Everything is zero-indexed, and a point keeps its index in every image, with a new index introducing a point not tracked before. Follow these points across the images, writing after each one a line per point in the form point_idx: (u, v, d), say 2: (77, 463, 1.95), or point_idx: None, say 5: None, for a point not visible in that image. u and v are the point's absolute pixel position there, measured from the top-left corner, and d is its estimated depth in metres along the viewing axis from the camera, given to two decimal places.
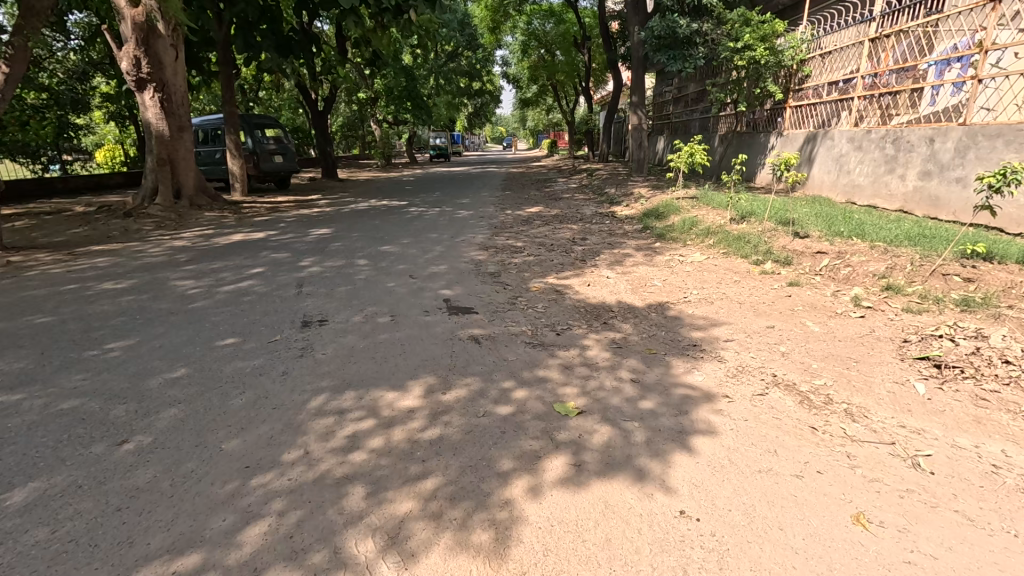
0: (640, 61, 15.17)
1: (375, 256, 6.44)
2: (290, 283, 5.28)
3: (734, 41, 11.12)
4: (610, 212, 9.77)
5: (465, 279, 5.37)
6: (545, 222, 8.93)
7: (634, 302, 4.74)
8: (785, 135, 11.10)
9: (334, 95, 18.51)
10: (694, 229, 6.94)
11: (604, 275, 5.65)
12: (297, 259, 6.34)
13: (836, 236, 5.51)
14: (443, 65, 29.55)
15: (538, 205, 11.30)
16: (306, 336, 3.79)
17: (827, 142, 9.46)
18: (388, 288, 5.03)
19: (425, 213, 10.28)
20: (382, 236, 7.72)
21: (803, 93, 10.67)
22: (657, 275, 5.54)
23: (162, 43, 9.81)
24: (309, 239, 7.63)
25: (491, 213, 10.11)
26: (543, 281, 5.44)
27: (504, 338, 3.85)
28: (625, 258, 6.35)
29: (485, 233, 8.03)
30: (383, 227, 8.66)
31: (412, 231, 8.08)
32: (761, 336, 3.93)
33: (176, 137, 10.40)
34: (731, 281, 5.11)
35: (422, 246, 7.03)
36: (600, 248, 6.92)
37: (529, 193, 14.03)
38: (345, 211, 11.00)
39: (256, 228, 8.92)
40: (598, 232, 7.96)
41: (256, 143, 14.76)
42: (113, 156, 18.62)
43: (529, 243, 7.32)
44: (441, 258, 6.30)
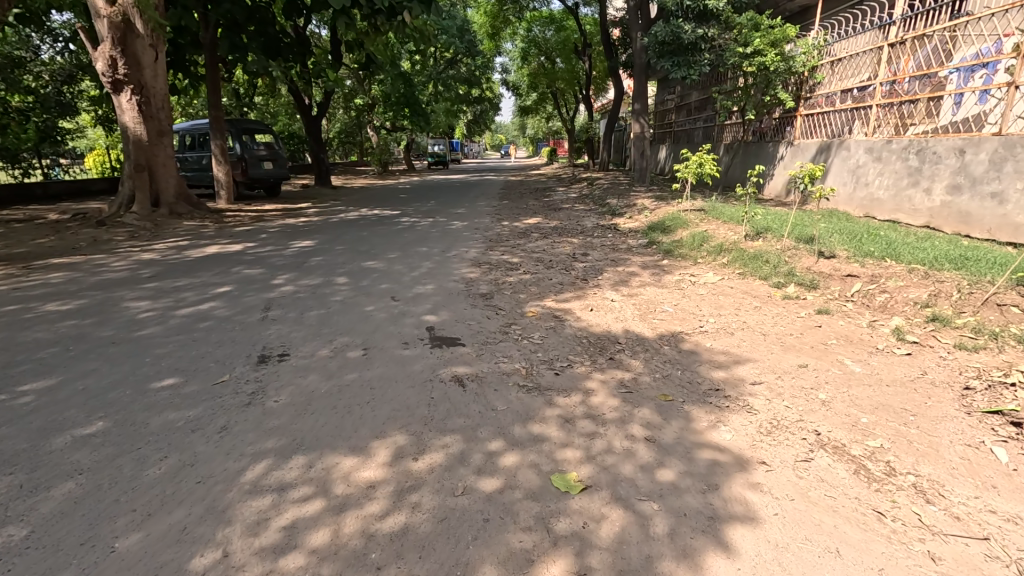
0: (642, 67, 14.74)
1: (357, 272, 5.89)
2: (256, 305, 4.71)
3: (742, 47, 10.66)
4: (613, 223, 9.25)
5: (453, 302, 4.82)
6: (543, 235, 8.41)
7: (644, 332, 4.18)
8: (795, 144, 10.60)
9: (328, 100, 18.03)
10: (705, 245, 6.40)
11: (609, 297, 5.10)
12: (270, 276, 5.78)
13: (867, 257, 4.96)
14: (442, 72, 29.19)
15: (536, 216, 10.78)
16: (260, 376, 3.22)
17: (841, 152, 8.97)
18: (366, 313, 4.47)
19: (417, 224, 9.74)
20: (368, 249, 7.17)
21: (816, 100, 10.19)
22: (668, 299, 4.98)
23: (140, 43, 9.29)
24: (287, 253, 7.06)
25: (487, 224, 9.57)
26: (541, 304, 4.88)
27: (493, 378, 3.28)
28: (631, 276, 5.81)
29: (479, 246, 7.50)
30: (370, 238, 8.13)
31: (401, 244, 7.55)
32: (794, 379, 3.35)
33: (155, 142, 9.85)
34: (751, 307, 4.56)
35: (410, 261, 6.49)
36: (602, 264, 6.39)
37: (527, 202, 13.51)
38: (334, 220, 10.46)
39: (235, 239, 8.37)
40: (600, 247, 7.44)
41: (245, 149, 14.25)
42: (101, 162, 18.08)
43: (526, 258, 6.79)
44: (429, 276, 5.76)
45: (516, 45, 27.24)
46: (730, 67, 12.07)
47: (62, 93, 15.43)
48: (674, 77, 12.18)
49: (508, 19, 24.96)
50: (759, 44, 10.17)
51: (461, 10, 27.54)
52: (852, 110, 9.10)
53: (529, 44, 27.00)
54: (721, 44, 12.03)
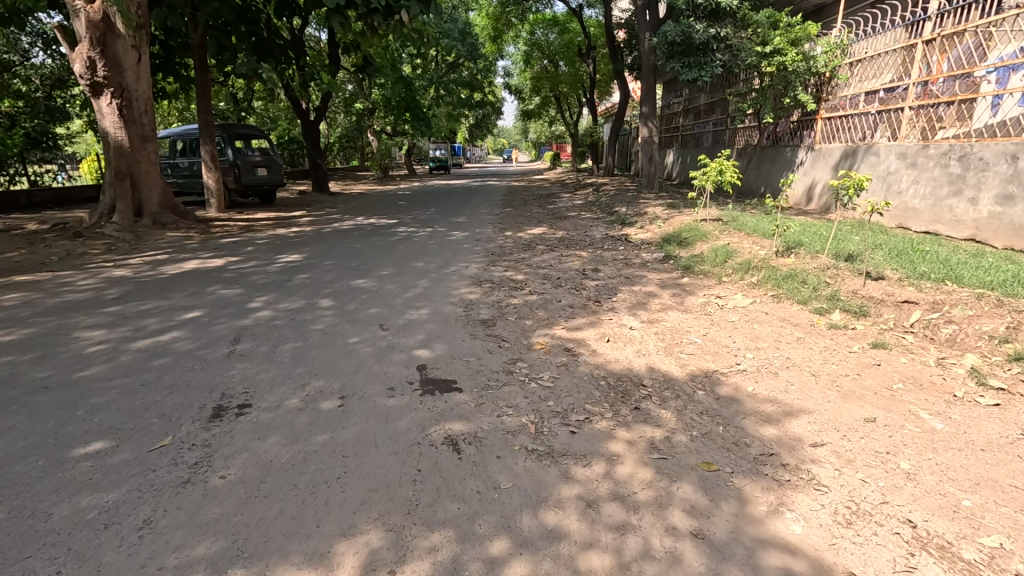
0: (651, 69, 14.18)
1: (345, 293, 5.32)
2: (226, 335, 4.13)
3: (760, 46, 10.07)
4: (624, 234, 8.67)
5: (450, 331, 4.23)
6: (549, 248, 7.82)
7: (673, 371, 3.59)
8: (815, 149, 10.00)
9: (326, 105, 17.50)
10: (729, 262, 5.80)
11: (628, 324, 4.50)
12: (248, 298, 5.20)
13: (922, 279, 4.36)
14: (444, 76, 28.77)
15: (541, 225, 10.21)
16: (210, 437, 2.63)
17: (869, 157, 8.37)
18: (349, 347, 3.88)
19: (414, 234, 9.17)
20: (359, 265, 6.60)
21: (839, 103, 9.57)
22: (695, 327, 4.38)
23: (121, 43, 8.76)
24: (271, 269, 6.49)
25: (489, 235, 8.99)
26: (549, 333, 4.29)
27: (495, 440, 2.69)
28: (649, 297, 5.22)
29: (480, 261, 6.92)
30: (363, 252, 7.54)
31: (396, 259, 6.97)
32: (864, 440, 2.73)
33: (138, 148, 9.31)
34: (792, 339, 3.96)
35: (405, 279, 5.90)
36: (616, 282, 5.80)
37: (531, 209, 12.96)
38: (327, 230, 9.90)
39: (218, 252, 7.80)
40: (612, 261, 6.85)
41: (238, 155, 13.71)
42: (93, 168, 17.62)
43: (531, 275, 6.20)
44: (426, 297, 5.18)
45: (518, 48, 26.87)
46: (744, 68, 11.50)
47: (52, 97, 15.01)
48: (684, 78, 11.66)
49: (511, 21, 24.57)
50: (780, 42, 9.63)
51: (463, 13, 27.60)
52: (880, 113, 8.47)
53: (532, 47, 26.59)
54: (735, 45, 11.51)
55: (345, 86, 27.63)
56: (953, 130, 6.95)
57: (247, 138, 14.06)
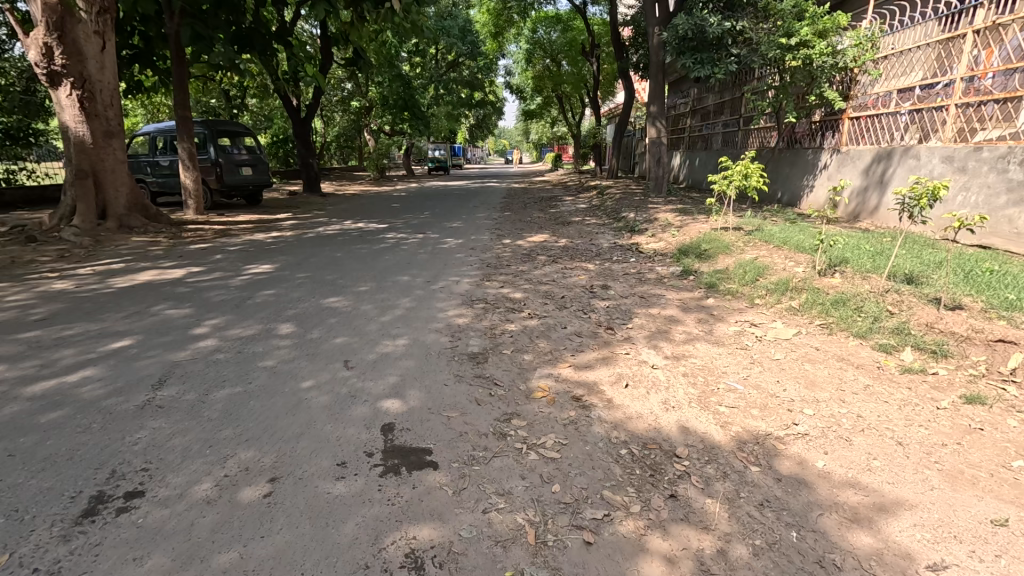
0: (660, 66, 13.38)
1: (312, 316, 4.51)
2: (150, 376, 3.29)
3: (785, 36, 9.23)
4: (634, 244, 7.87)
5: (430, 371, 3.43)
6: (551, 258, 7.03)
7: (714, 434, 2.78)
8: (841, 152, 9.17)
9: (317, 102, 16.69)
10: (762, 281, 5.00)
11: (650, 362, 3.70)
12: (195, 322, 4.37)
13: (1011, 310, 3.60)
14: (443, 74, 28.07)
15: (542, 231, 9.43)
16: (63, 559, 1.81)
17: (908, 160, 7.56)
18: (299, 394, 3.06)
19: (403, 242, 8.37)
20: (336, 279, 5.80)
21: (868, 101, 8.74)
22: (733, 366, 3.57)
23: (82, 29, 7.95)
24: (234, 282, 5.66)
25: (486, 243, 8.20)
26: (553, 373, 3.48)
27: (479, 561, 1.88)
28: (670, 324, 4.42)
29: (473, 274, 6.12)
30: (344, 262, 6.74)
31: (378, 271, 6.17)
32: (1005, 561, 1.91)
33: (101, 144, 8.50)
34: (859, 388, 3.14)
35: (385, 297, 5.10)
36: (629, 304, 5.00)
37: (532, 214, 12.16)
38: (309, 235, 9.10)
39: (183, 261, 6.98)
40: (623, 276, 6.05)
41: (220, 153, 12.89)
42: None
43: (531, 293, 5.40)
44: (407, 321, 4.37)
45: (520, 47, 26.07)
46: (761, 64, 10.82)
47: (31, 91, 13.82)
48: (697, 74, 11.14)
49: (513, 19, 23.78)
50: (806, 33, 8.82)
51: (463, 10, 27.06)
52: (917, 110, 7.62)
53: (534, 46, 25.83)
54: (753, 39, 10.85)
55: (341, 84, 26.85)
56: (997, 132, 6.30)
57: (232, 135, 13.29)
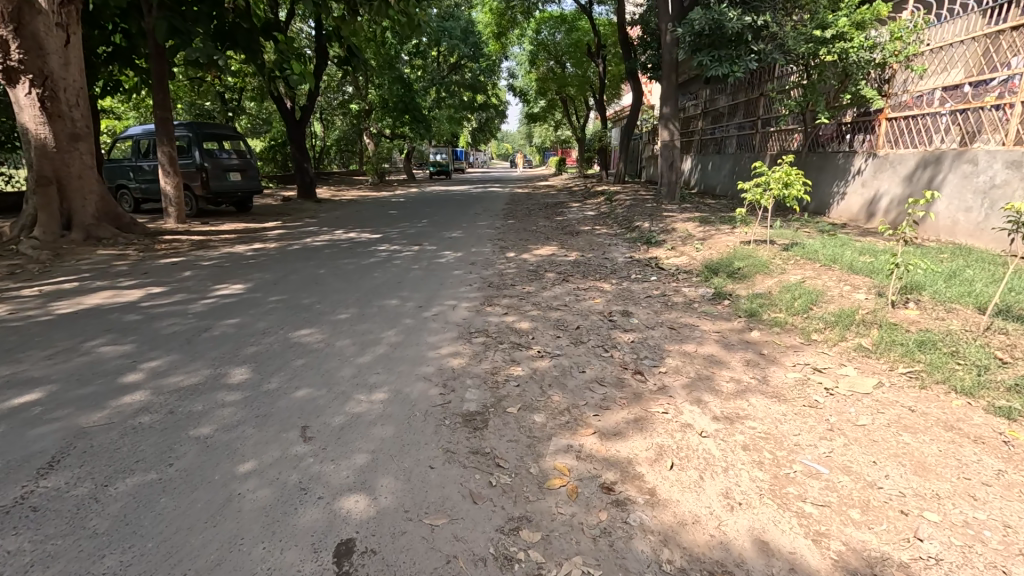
0: (673, 64, 12.62)
1: (275, 357, 3.70)
2: (39, 454, 2.48)
3: (821, 28, 8.34)
4: (653, 258, 7.09)
5: (413, 445, 2.61)
6: (561, 276, 6.23)
7: (808, 556, 1.96)
8: (877, 155, 8.33)
9: (312, 104, 15.98)
10: (817, 311, 4.20)
11: (698, 428, 2.89)
12: (131, 364, 3.56)
13: None
14: (445, 77, 27.46)
15: (549, 243, 8.63)
16: None
17: (961, 165, 6.75)
18: (231, 487, 2.25)
19: (397, 255, 7.59)
20: (314, 304, 5.00)
21: (910, 100, 7.87)
22: (806, 435, 2.75)
23: (42, 21, 7.22)
24: (194, 308, 4.86)
25: (488, 257, 7.42)
26: (573, 447, 2.67)
27: None
28: (712, 368, 3.61)
29: (472, 296, 5.32)
30: (327, 281, 5.95)
31: (364, 293, 5.38)
32: None
33: (66, 149, 7.76)
34: (993, 477, 2.31)
35: (367, 329, 4.30)
36: (658, 338, 4.19)
37: (537, 222, 11.40)
38: (295, 247, 8.32)
39: (145, 279, 6.19)
40: (646, 300, 5.24)
41: (207, 156, 12.15)
42: None
43: (540, 322, 4.60)
44: (391, 365, 3.57)
45: (523, 48, 25.33)
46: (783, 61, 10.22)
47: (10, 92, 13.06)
48: (714, 73, 10.56)
49: (517, 19, 23.02)
50: (843, 24, 7.96)
51: (464, 11, 26.41)
52: (960, 112, 6.93)
53: (537, 47, 24.96)
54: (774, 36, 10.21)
55: (341, 87, 26.28)
56: None
57: (220, 139, 12.59)
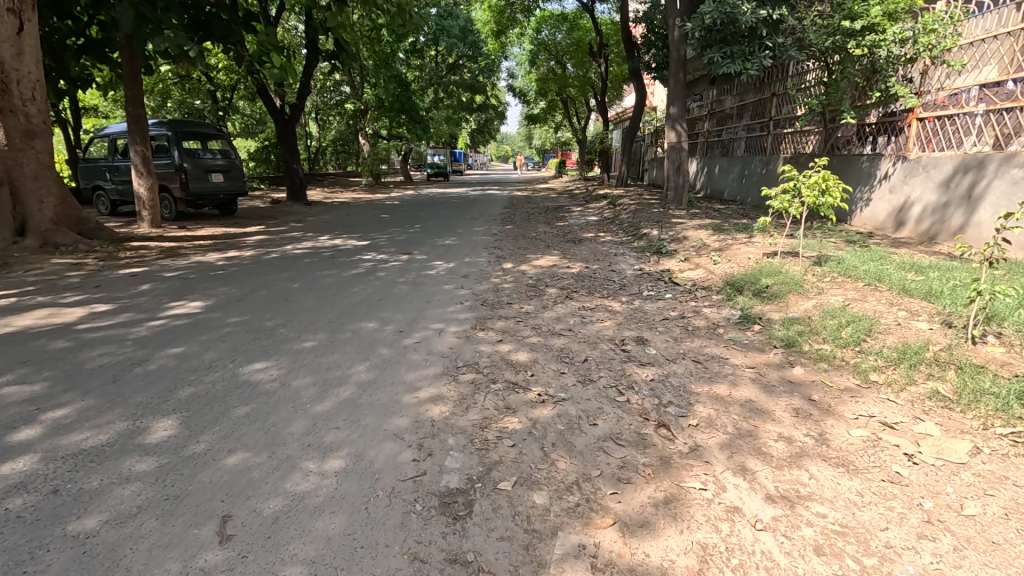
0: (681, 62, 11.99)
1: (211, 404, 2.99)
2: None
3: (849, 19, 7.64)
4: (665, 271, 6.43)
5: (368, 549, 1.91)
6: (564, 292, 5.55)
7: None
8: (907, 159, 7.64)
9: (303, 103, 15.31)
10: (873, 344, 3.53)
11: (749, 515, 2.18)
12: (30, 413, 2.85)
13: None
14: (443, 77, 26.89)
15: (550, 252, 7.95)
16: None
17: (1007, 171, 6.09)
18: None
19: (383, 266, 6.90)
20: (278, 328, 4.31)
21: (948, 99, 7.14)
22: (896, 530, 2.06)
23: None
24: (135, 333, 4.16)
25: (483, 268, 6.74)
26: (587, 552, 1.97)
27: None
28: (755, 421, 2.91)
29: (463, 318, 4.63)
30: (300, 298, 5.26)
31: (339, 314, 4.70)
32: None
33: (20, 147, 7.07)
34: None
35: (333, 363, 3.60)
36: (683, 376, 3.50)
37: (537, 227, 10.73)
38: (273, 256, 7.63)
39: (95, 293, 5.49)
40: (663, 324, 4.55)
41: (187, 156, 11.45)
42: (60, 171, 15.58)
43: (540, 352, 3.90)
44: (354, 416, 2.87)
45: (523, 48, 24.55)
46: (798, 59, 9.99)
47: None
48: (725, 70, 10.08)
49: (517, 17, 22.31)
50: (875, 14, 7.23)
51: (463, 9, 25.86)
52: (994, 112, 6.37)
53: (538, 47, 24.24)
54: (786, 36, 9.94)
55: (337, 87, 25.85)
56: None
57: (202, 138, 11.90)
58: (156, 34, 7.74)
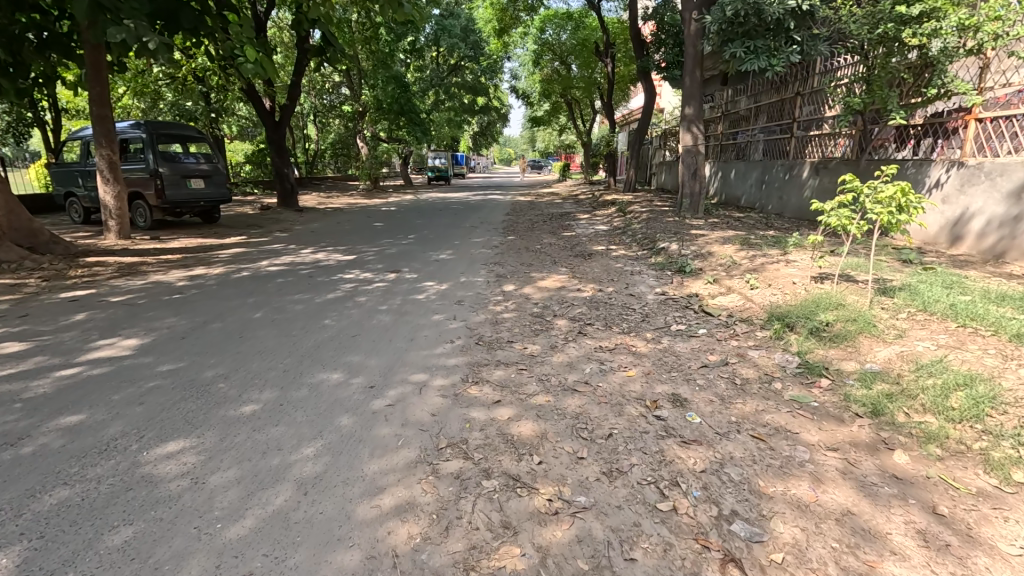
0: (697, 58, 11.08)
1: (81, 522, 2.09)
2: None
3: (902, 4, 6.66)
4: (691, 296, 5.53)
5: None
6: (576, 325, 4.65)
7: None
8: (964, 164, 6.73)
9: (294, 104, 14.48)
10: (1004, 422, 2.61)
11: None
12: None
13: None
14: (444, 78, 26.15)
15: (557, 269, 7.04)
16: None
17: None
18: None
19: (367, 287, 6.00)
20: (216, 382, 3.40)
21: (1015, 96, 6.23)
22: None
23: None
24: (31, 391, 3.24)
25: (481, 291, 5.84)
26: None
27: None
28: (868, 555, 1.99)
29: (451, 365, 3.72)
30: (257, 335, 4.35)
31: (300, 359, 3.79)
32: None
33: None
34: None
35: (273, 443, 2.69)
36: (744, 466, 2.58)
37: (542, 238, 9.85)
38: (244, 274, 6.73)
39: (16, 326, 4.59)
40: (703, 375, 3.63)
41: (165, 160, 10.61)
42: (39, 175, 14.78)
43: (549, 421, 2.99)
44: (279, 549, 1.96)
45: (527, 48, 23.60)
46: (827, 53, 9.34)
47: None
48: (749, 67, 9.25)
49: (521, 16, 21.36)
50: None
51: (465, 8, 25.07)
52: None
53: (542, 48, 23.33)
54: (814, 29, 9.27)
55: (335, 88, 25.15)
56: None
57: (182, 141, 11.09)
58: (114, 23, 6.68)
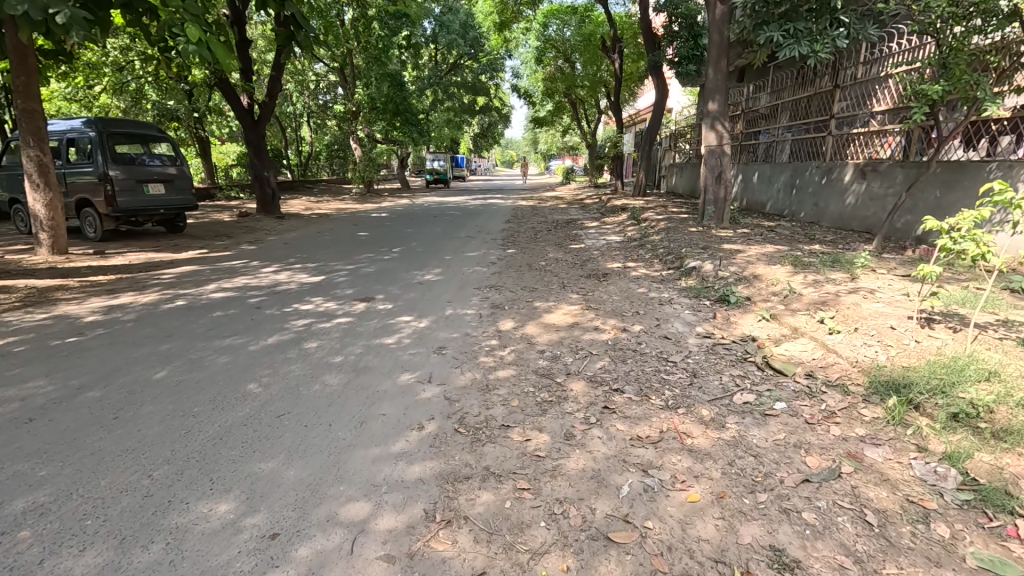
0: (722, 47, 9.78)
1: None
2: None
3: None
4: (746, 340, 4.18)
5: None
6: (598, 395, 3.29)
7: None
8: None
9: (273, 101, 13.20)
10: None
11: None
12: None
13: None
14: (443, 77, 24.94)
15: (567, 296, 5.69)
16: None
17: None
18: None
19: (324, 326, 4.65)
20: (16, 529, 2.05)
21: None
22: None
23: None
24: None
25: (470, 331, 4.49)
26: None
27: None
28: None
29: (410, 484, 2.38)
30: (141, 414, 3.00)
31: (177, 471, 2.44)
32: None
33: None
34: None
35: None
36: None
37: (547, 252, 8.52)
38: (177, 304, 5.41)
39: None
40: (810, 503, 2.28)
41: (117, 161, 9.30)
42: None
43: None
44: None
45: (528, 45, 22.32)
46: (876, 37, 8.09)
47: None
48: (788, 53, 7.91)
49: (524, 10, 20.04)
50: None
51: (464, 4, 23.88)
52: None
53: (545, 44, 22.08)
54: (865, 9, 7.94)
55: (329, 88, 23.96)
56: None
57: (142, 141, 9.83)
58: None
